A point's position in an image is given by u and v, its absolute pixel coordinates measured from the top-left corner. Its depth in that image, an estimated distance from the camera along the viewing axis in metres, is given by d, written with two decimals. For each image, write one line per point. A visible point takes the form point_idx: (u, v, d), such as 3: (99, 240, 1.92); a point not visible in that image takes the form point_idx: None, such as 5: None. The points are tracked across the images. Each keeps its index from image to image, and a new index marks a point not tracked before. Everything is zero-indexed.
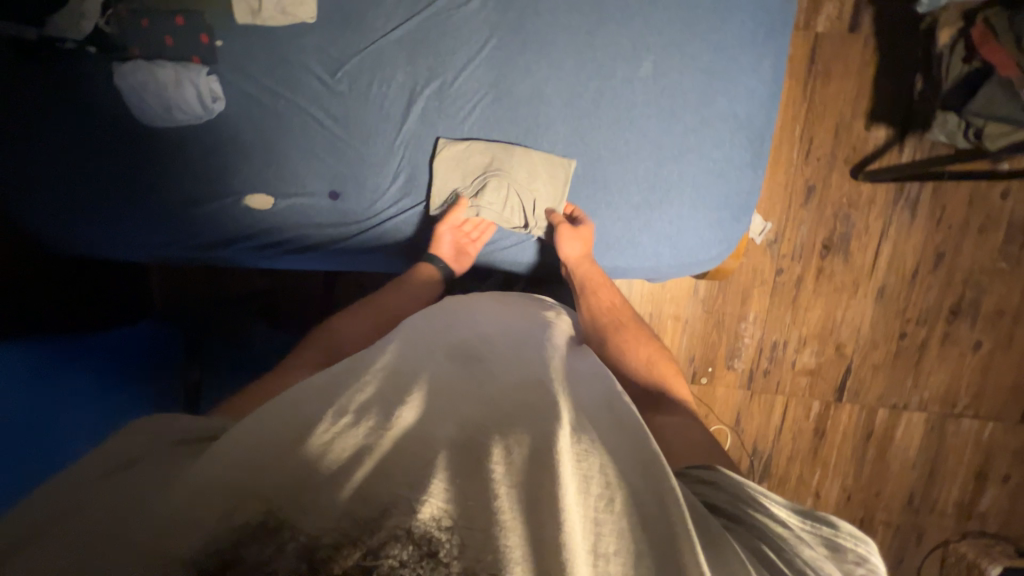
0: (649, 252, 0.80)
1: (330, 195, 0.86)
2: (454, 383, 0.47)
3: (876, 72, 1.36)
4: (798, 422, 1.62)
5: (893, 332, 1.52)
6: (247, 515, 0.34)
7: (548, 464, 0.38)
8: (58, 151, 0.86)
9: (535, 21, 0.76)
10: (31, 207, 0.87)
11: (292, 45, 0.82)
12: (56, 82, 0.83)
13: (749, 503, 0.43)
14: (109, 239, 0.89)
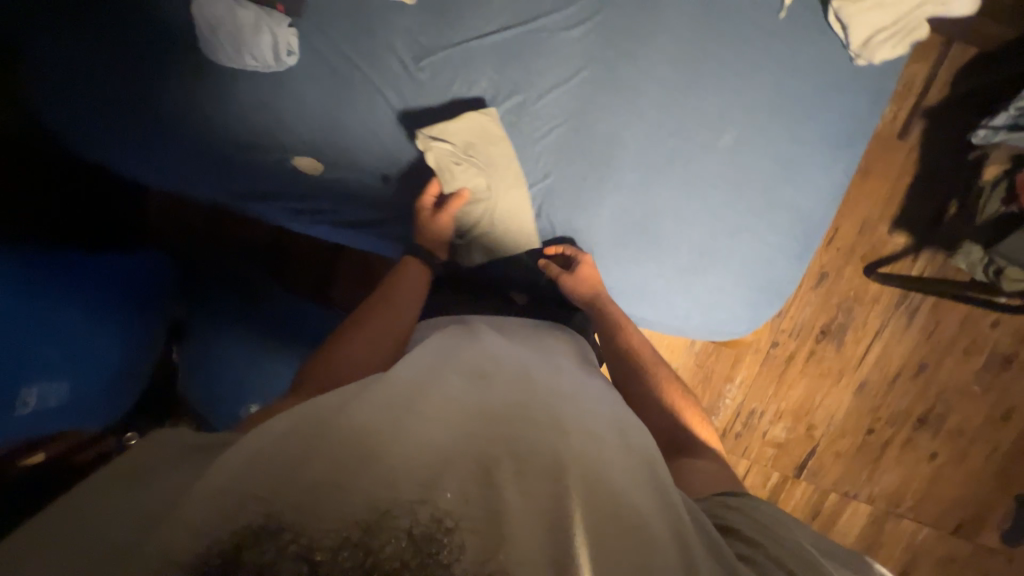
0: (680, 315, 0.81)
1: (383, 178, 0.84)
2: (455, 392, 0.50)
3: (911, 182, 1.41)
4: (754, 487, 1.67)
5: (862, 425, 1.58)
6: (250, 516, 0.37)
7: (543, 481, 0.41)
8: (111, 63, 0.81)
9: (630, 64, 0.76)
10: (70, 116, 0.83)
11: (380, 20, 0.79)
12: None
13: (780, 519, 0.51)
14: (145, 163, 0.85)
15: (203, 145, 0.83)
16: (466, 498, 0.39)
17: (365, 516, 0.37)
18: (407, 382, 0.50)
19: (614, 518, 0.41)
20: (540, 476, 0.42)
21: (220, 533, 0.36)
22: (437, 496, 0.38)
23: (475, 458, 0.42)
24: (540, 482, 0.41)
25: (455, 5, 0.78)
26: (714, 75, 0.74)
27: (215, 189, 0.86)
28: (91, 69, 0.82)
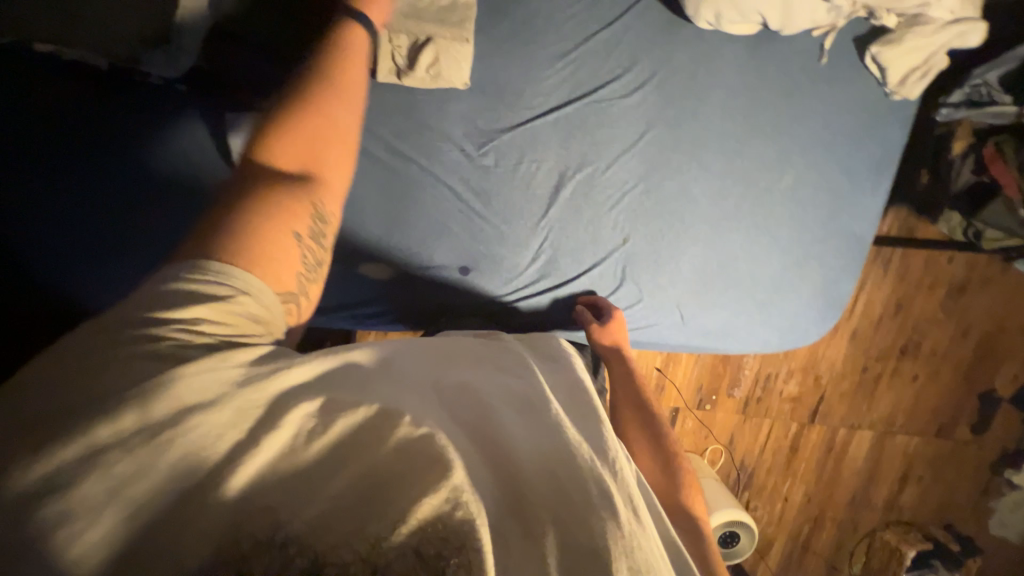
0: (761, 340, 0.88)
1: (459, 270, 0.80)
2: (494, 405, 0.46)
3: None
4: (778, 441, 1.76)
5: (858, 366, 1.69)
6: (257, 530, 0.33)
7: (573, 503, 0.38)
8: (118, 186, 0.72)
9: (692, 123, 0.78)
10: (69, 248, 0.72)
11: (437, 113, 0.75)
12: (140, 120, 0.71)
13: None
14: (159, 291, 0.74)
15: None
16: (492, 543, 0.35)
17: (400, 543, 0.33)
18: (447, 396, 0.47)
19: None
20: (575, 525, 0.37)
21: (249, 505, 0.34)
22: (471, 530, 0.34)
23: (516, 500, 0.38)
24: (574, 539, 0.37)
25: (512, 86, 0.75)
26: (769, 121, 0.79)
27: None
28: (105, 209, 0.72)
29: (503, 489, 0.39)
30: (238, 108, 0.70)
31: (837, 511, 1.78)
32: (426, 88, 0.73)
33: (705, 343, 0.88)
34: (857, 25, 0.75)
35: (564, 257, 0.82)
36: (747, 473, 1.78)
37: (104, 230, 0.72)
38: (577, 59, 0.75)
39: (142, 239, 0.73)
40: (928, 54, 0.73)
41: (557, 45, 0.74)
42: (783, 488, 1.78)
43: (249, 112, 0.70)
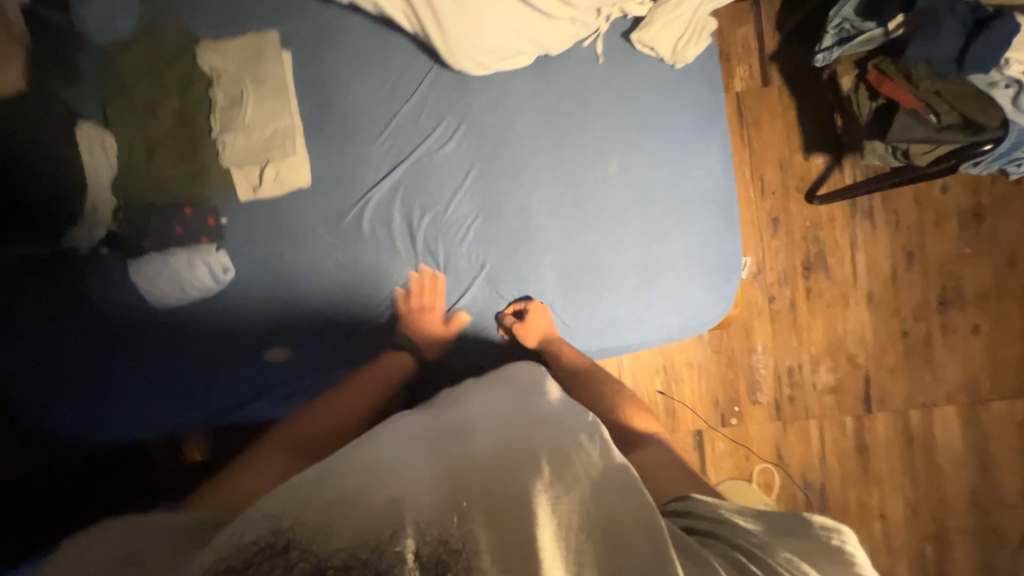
0: (660, 325, 0.85)
1: (345, 335, 0.89)
2: (451, 450, 0.59)
3: (797, 113, 1.54)
4: (838, 443, 1.60)
5: (895, 334, 1.57)
6: (264, 537, 0.47)
7: (518, 495, 0.50)
8: (79, 338, 0.88)
9: (507, 149, 0.86)
10: (48, 399, 0.88)
11: (290, 209, 0.88)
12: (77, 281, 0.88)
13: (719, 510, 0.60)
14: (128, 417, 0.89)
15: (177, 370, 0.90)
16: (448, 528, 0.48)
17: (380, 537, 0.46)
18: (412, 449, 0.60)
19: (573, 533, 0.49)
20: (511, 506, 0.49)
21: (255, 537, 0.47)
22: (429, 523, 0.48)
23: (466, 496, 0.51)
24: (510, 503, 0.50)
25: (345, 169, 0.88)
26: (577, 125, 0.85)
27: (200, 416, 0.90)
28: (62, 355, 0.88)
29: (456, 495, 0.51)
30: (140, 252, 0.87)
31: (957, 513, 1.56)
32: (279, 195, 0.88)
33: (602, 345, 0.86)
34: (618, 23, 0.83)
35: (434, 297, 0.88)
36: (816, 489, 1.58)
37: (63, 372, 0.88)
38: (393, 131, 0.87)
39: (97, 374, 0.89)
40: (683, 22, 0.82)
41: (373, 126, 0.87)
42: (872, 500, 1.58)
43: (149, 254, 0.87)
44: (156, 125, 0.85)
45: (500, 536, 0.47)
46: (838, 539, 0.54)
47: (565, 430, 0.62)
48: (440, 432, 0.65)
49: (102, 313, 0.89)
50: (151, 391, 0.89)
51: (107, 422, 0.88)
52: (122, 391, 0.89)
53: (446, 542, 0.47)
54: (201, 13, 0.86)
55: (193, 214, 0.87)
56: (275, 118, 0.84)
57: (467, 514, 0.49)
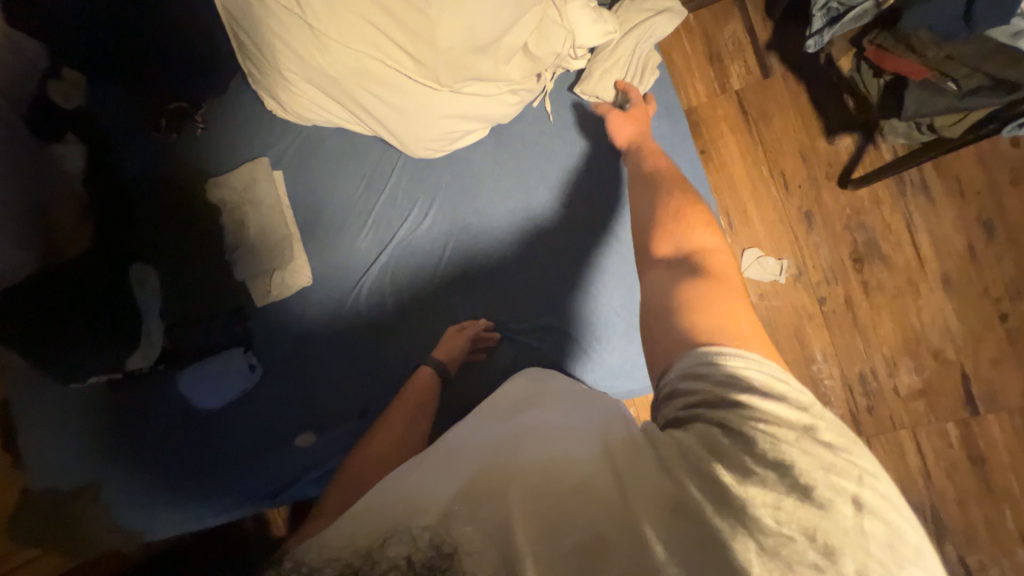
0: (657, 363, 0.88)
1: (361, 413, 0.98)
2: (455, 453, 0.59)
3: (809, 97, 1.42)
4: (943, 454, 1.35)
5: (990, 318, 1.33)
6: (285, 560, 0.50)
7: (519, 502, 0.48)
8: (151, 443, 1.04)
9: (478, 216, 0.93)
10: (130, 502, 1.02)
11: (301, 306, 0.99)
12: (144, 396, 1.04)
13: (707, 407, 0.50)
14: (197, 507, 1.02)
15: (230, 461, 1.02)
16: (435, 528, 0.47)
17: (372, 548, 0.47)
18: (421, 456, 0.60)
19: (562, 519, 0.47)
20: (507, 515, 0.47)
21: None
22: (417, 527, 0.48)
23: (451, 497, 0.51)
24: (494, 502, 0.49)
25: (341, 262, 0.97)
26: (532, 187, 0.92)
27: (253, 500, 1.01)
28: (140, 458, 1.04)
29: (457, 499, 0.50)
30: (184, 361, 1.02)
31: None
32: (288, 295, 0.98)
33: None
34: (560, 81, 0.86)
35: None
36: (926, 513, 1.35)
37: (141, 473, 1.03)
38: (375, 219, 0.96)
39: (168, 473, 1.03)
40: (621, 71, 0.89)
41: (357, 219, 0.97)
42: (1004, 520, 1.32)
43: (189, 364, 1.02)
44: (190, 256, 1.02)
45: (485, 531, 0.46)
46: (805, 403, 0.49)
47: (568, 435, 0.57)
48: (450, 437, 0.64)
49: (166, 420, 1.04)
50: (214, 478, 1.02)
51: (181, 514, 1.02)
52: (188, 485, 1.02)
53: (433, 544, 0.46)
54: (210, 154, 1.02)
55: (222, 323, 1.00)
56: (275, 231, 0.96)
57: (452, 513, 0.48)
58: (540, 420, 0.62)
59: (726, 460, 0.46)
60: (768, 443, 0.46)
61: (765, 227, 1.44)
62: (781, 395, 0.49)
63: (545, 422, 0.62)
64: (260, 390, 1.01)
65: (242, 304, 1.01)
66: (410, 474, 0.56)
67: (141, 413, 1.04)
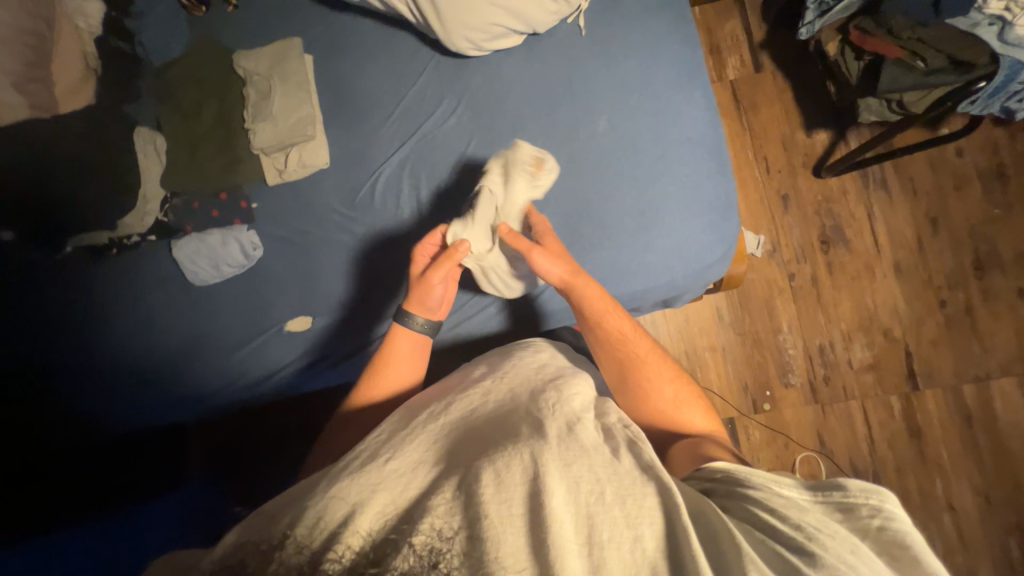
0: (661, 268, 0.87)
1: (360, 300, 0.97)
2: (459, 441, 0.63)
3: (793, 94, 1.57)
4: (887, 425, 1.48)
5: (931, 304, 1.49)
6: (285, 532, 0.51)
7: (538, 484, 0.52)
8: (120, 320, 0.99)
9: (503, 118, 0.94)
10: (88, 387, 0.97)
11: (312, 190, 0.98)
12: (121, 265, 1.00)
13: (755, 487, 0.55)
14: (164, 400, 0.98)
15: (204, 349, 0.98)
16: (463, 503, 0.53)
17: (393, 528, 0.51)
18: (424, 434, 0.64)
19: (591, 511, 0.52)
20: (525, 505, 0.51)
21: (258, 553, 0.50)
22: (444, 501, 0.53)
23: (478, 471, 0.55)
24: (521, 483, 0.53)
25: (359, 151, 0.98)
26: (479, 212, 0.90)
27: (225, 392, 0.98)
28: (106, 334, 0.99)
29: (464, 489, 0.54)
30: (180, 235, 0.97)
31: None
32: (302, 176, 0.98)
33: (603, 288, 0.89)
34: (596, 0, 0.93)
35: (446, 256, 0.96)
36: (870, 479, 1.46)
37: (105, 345, 0.98)
38: (400, 114, 0.97)
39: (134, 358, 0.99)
40: (528, 217, 0.88)
41: (382, 112, 0.98)
42: (936, 489, 1.44)
43: (187, 235, 0.96)
44: (199, 128, 0.98)
45: (516, 508, 0.51)
46: (877, 503, 0.49)
47: (559, 417, 0.64)
48: (449, 416, 0.68)
49: (140, 294, 0.99)
50: (184, 366, 0.98)
51: (145, 408, 0.98)
52: (155, 369, 0.98)
53: (462, 522, 0.51)
54: (235, 34, 1.01)
55: (228, 198, 0.98)
56: (298, 109, 0.95)
57: (468, 497, 0.53)
58: (564, 410, 0.66)
59: (771, 531, 0.50)
60: (823, 531, 0.48)
61: (746, 205, 1.57)
62: (838, 494, 0.51)
63: (566, 414, 0.65)
64: (259, 271, 0.98)
65: (240, 182, 0.98)
66: (424, 462, 0.59)
67: (113, 284, 0.99)
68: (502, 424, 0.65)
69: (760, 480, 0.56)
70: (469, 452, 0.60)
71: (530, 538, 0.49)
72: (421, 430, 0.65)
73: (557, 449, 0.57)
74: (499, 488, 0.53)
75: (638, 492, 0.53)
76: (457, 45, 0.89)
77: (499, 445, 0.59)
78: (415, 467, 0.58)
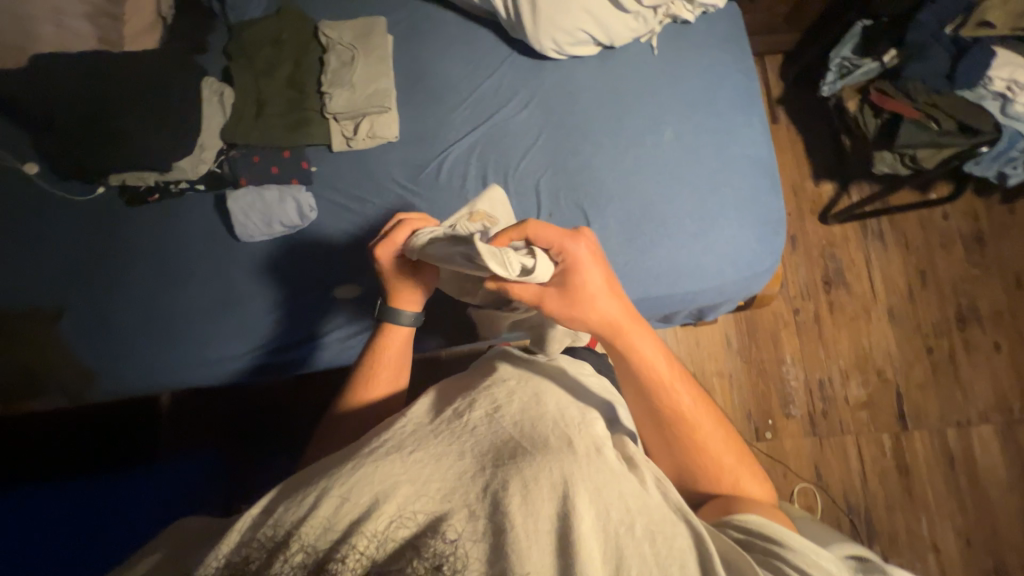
0: (716, 272, 0.92)
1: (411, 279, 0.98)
2: (474, 446, 0.56)
3: (805, 145, 1.71)
4: (879, 462, 1.54)
5: (920, 350, 1.60)
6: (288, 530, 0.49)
7: (567, 502, 0.49)
8: (147, 270, 0.95)
9: (574, 118, 0.99)
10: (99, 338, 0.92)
11: (377, 160, 0.98)
12: (163, 213, 0.97)
13: (796, 547, 0.50)
14: (173, 360, 0.92)
15: (226, 308, 0.94)
16: (487, 511, 0.49)
17: (407, 532, 0.49)
18: (434, 440, 0.57)
19: (616, 538, 0.49)
20: (543, 530, 0.48)
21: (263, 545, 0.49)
22: (465, 504, 0.50)
23: (502, 479, 0.51)
24: (546, 495, 0.50)
25: (430, 130, 1.00)
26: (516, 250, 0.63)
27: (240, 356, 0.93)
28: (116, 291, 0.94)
29: (484, 505, 0.50)
30: (235, 187, 0.95)
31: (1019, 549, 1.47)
32: (370, 146, 0.98)
33: (659, 284, 0.92)
34: (669, 26, 1.02)
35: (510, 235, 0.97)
36: (863, 514, 1.50)
37: (115, 299, 0.93)
38: (474, 102, 1.01)
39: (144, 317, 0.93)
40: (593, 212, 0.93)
41: (456, 96, 1.01)
42: (923, 529, 1.49)
43: (243, 187, 0.94)
44: (270, 86, 0.98)
45: (543, 525, 0.48)
46: None
47: (590, 430, 0.58)
48: (463, 414, 0.60)
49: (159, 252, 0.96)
50: (202, 325, 0.93)
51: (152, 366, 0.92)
52: (170, 326, 0.93)
53: (485, 531, 0.48)
54: (317, 8, 1.04)
55: (291, 157, 0.97)
56: (377, 81, 0.96)
57: (496, 507, 0.49)
58: (591, 428, 0.59)
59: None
60: None
61: None
62: None
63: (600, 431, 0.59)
64: (311, 234, 0.96)
65: (303, 143, 0.97)
66: (442, 461, 0.54)
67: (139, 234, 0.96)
68: (532, 428, 0.57)
69: (799, 545, 0.51)
70: (496, 458, 0.54)
71: (557, 561, 0.46)
72: (447, 428, 0.58)
73: (582, 467, 0.53)
74: (526, 501, 0.49)
75: (669, 531, 0.50)
76: (542, 49, 0.96)
77: (526, 454, 0.53)
78: (429, 471, 0.53)
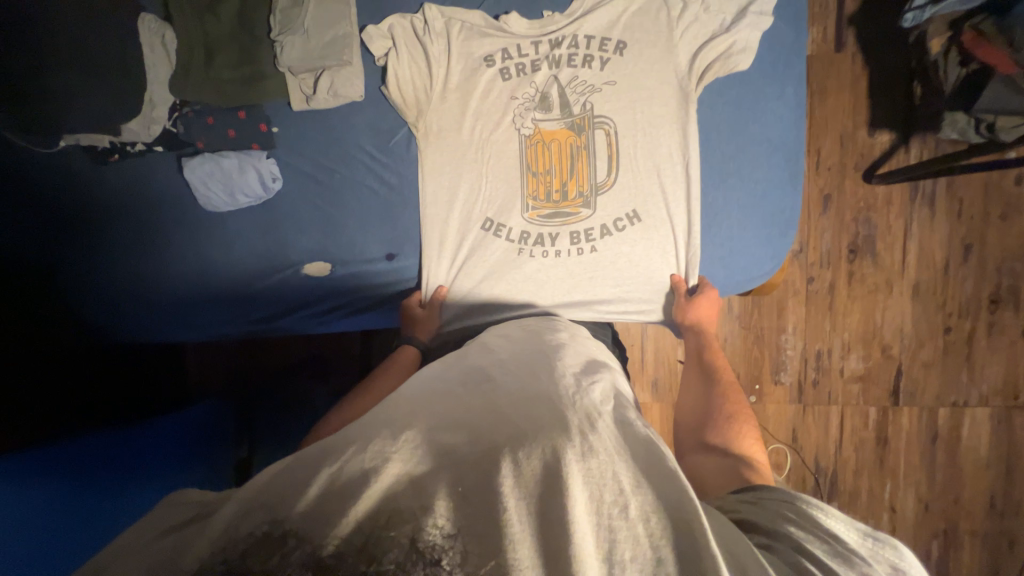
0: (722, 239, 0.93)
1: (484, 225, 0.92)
2: (455, 410, 0.52)
3: (869, 84, 1.41)
4: (858, 431, 1.56)
5: (937, 328, 1.50)
6: (255, 524, 0.41)
7: (556, 488, 0.42)
8: (84, 223, 0.93)
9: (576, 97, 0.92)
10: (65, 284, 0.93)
11: (344, 124, 0.90)
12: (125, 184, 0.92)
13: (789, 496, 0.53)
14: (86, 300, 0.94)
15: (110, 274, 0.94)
16: (472, 490, 0.42)
17: (381, 510, 0.41)
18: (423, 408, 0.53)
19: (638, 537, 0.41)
20: (544, 507, 0.41)
21: (254, 528, 0.40)
22: (444, 489, 0.42)
23: (478, 456, 0.45)
24: (541, 472, 0.43)
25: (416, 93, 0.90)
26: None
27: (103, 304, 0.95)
28: (73, 267, 0.94)
29: (458, 473, 0.44)
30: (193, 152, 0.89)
31: (972, 520, 1.54)
32: (333, 107, 0.89)
33: (655, 171, 0.90)
34: None
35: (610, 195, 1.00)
36: (829, 475, 1.57)
37: (107, 265, 0.94)
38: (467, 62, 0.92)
39: (132, 295, 0.95)
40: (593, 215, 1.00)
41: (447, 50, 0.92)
42: (885, 494, 1.56)
43: (201, 155, 0.88)
44: (216, 25, 0.85)
45: (526, 502, 0.41)
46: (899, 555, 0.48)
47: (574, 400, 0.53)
48: (460, 387, 0.59)
49: (120, 225, 0.93)
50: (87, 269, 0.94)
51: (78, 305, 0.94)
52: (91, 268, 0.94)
53: (463, 509, 0.41)
54: None
55: (246, 119, 0.88)
56: (335, 25, 0.85)
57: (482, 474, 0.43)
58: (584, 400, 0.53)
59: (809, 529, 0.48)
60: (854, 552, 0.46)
61: None
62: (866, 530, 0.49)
63: (571, 113, 0.89)
64: (277, 207, 0.92)
65: (260, 104, 0.88)
66: (494, 93, 0.89)
67: (121, 222, 0.93)
68: (529, 405, 0.52)
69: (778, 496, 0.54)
70: (488, 435, 0.47)
71: (544, 545, 0.39)
72: (510, 75, 0.88)
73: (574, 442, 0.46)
74: (519, 480, 0.43)
75: (668, 510, 0.43)
76: (539, 14, 0.89)
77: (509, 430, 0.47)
78: (484, 117, 0.90)
